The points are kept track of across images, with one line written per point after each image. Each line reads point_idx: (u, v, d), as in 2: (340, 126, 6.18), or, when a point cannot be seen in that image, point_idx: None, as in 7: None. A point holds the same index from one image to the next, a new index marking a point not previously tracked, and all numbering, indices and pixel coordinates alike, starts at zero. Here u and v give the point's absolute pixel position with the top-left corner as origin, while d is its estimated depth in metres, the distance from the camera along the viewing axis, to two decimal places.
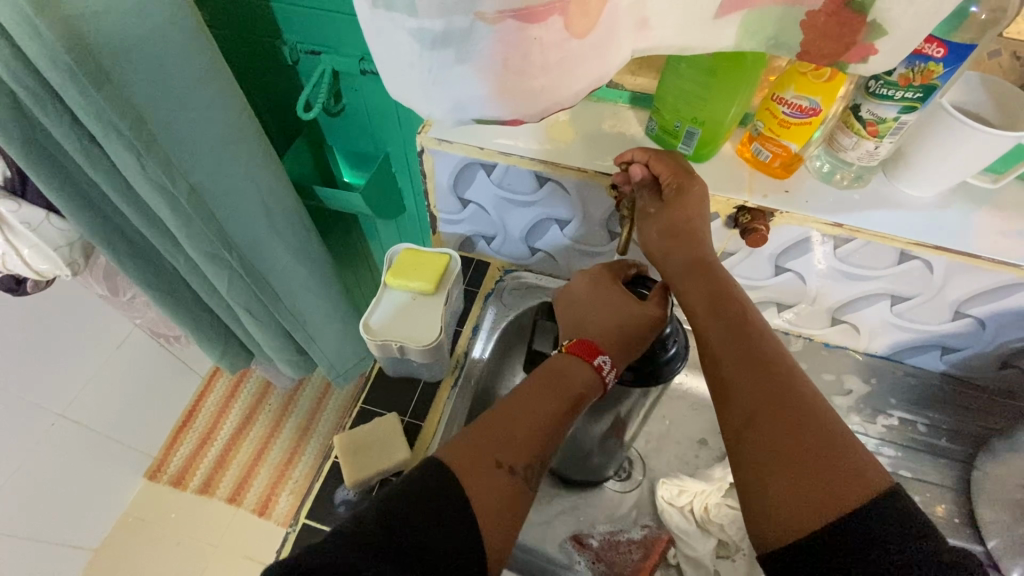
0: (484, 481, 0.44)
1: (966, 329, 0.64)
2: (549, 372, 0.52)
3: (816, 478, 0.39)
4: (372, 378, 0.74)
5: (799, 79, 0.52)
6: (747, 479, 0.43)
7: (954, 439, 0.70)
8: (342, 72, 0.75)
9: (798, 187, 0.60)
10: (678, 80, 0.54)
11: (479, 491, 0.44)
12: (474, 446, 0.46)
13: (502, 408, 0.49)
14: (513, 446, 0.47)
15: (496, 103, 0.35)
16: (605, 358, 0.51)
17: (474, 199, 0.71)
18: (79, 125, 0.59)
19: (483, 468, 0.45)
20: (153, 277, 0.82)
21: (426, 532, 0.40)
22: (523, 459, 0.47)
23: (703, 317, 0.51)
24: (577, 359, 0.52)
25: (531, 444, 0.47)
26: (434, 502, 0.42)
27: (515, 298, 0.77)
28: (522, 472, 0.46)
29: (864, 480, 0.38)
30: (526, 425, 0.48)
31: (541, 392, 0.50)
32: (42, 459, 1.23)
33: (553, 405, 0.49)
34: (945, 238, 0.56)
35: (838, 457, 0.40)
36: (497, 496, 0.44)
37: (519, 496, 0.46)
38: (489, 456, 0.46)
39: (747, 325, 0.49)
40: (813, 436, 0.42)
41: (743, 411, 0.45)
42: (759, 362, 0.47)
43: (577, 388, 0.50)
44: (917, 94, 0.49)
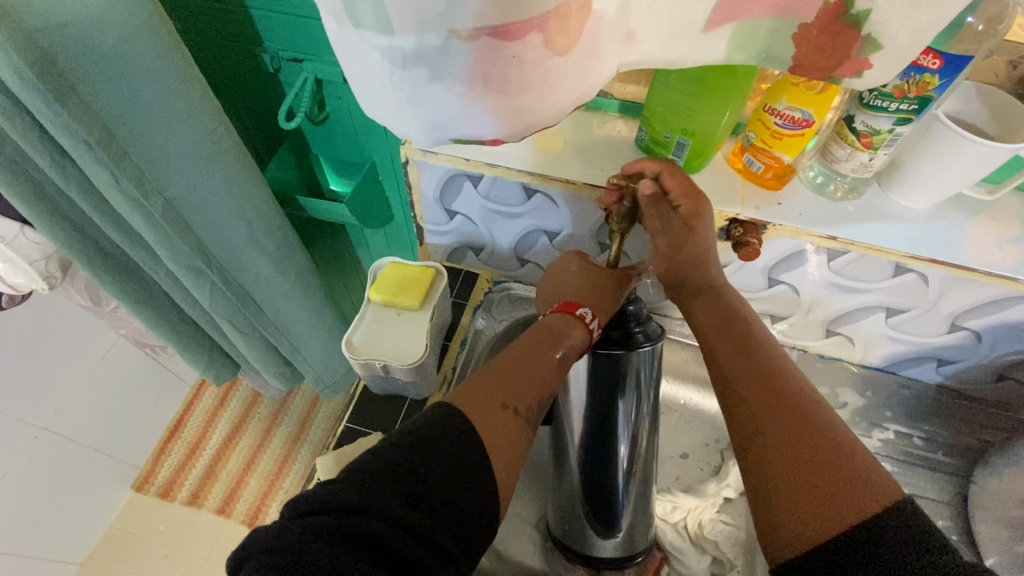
0: (494, 423, 0.45)
1: (963, 341, 0.63)
2: (541, 328, 0.52)
3: (826, 485, 0.38)
4: (357, 393, 0.71)
5: (791, 89, 0.50)
6: (756, 489, 0.41)
7: (952, 453, 0.69)
8: (325, 80, 0.73)
9: (791, 199, 0.58)
10: (668, 90, 0.52)
11: (489, 430, 0.44)
12: (480, 392, 0.47)
13: (497, 363, 0.50)
14: (516, 391, 0.48)
15: (474, 123, 0.34)
16: (587, 309, 0.52)
17: (461, 211, 0.69)
18: (50, 139, 0.57)
19: (487, 413, 0.45)
20: (132, 290, 0.80)
21: (445, 475, 0.41)
22: (527, 401, 0.47)
23: (712, 330, 0.51)
24: (564, 316, 0.52)
25: (536, 383, 0.48)
26: (450, 444, 0.42)
27: (505, 310, 0.75)
28: (526, 413, 0.47)
29: (875, 489, 0.37)
30: (529, 370, 0.49)
31: (534, 344, 0.50)
32: (25, 473, 1.21)
33: (552, 350, 0.50)
34: (941, 250, 0.55)
35: (847, 465, 0.39)
36: (507, 434, 0.45)
37: (524, 436, 0.46)
38: (492, 401, 0.46)
39: (754, 337, 0.49)
40: (822, 445, 0.40)
41: (749, 421, 0.44)
42: (765, 370, 0.46)
43: (569, 340, 0.51)
44: (913, 106, 0.47)
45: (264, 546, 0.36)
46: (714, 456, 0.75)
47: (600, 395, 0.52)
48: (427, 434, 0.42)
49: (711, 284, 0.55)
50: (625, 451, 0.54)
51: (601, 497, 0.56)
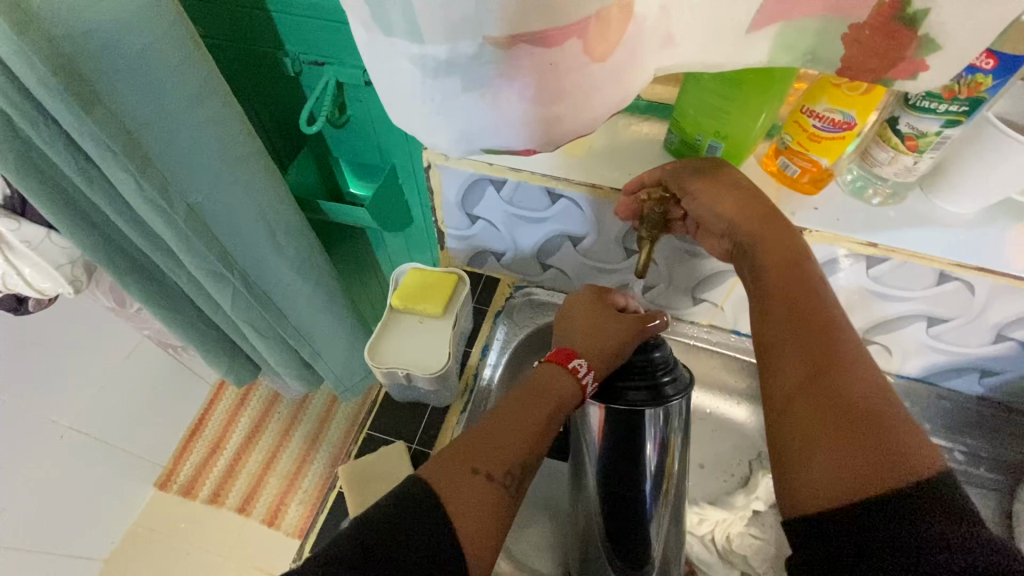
0: (461, 489, 0.43)
1: (1008, 352, 0.60)
2: (529, 382, 0.51)
3: (861, 448, 0.37)
4: (380, 399, 0.69)
5: (832, 91, 0.48)
6: (793, 448, 0.41)
7: (993, 468, 0.66)
8: (346, 83, 0.73)
9: (827, 203, 0.56)
10: (700, 93, 0.51)
11: (457, 497, 0.43)
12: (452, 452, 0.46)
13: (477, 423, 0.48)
14: (491, 454, 0.45)
15: (505, 132, 0.32)
16: (580, 361, 0.51)
17: (482, 216, 0.68)
18: (74, 145, 0.57)
19: (456, 477, 0.44)
20: (155, 294, 0.80)
21: (415, 538, 0.40)
22: (504, 464, 0.45)
23: (769, 276, 0.49)
24: (556, 368, 0.51)
25: (511, 448, 0.46)
26: (421, 507, 0.42)
27: (526, 317, 0.75)
28: (502, 477, 0.45)
29: (913, 459, 0.36)
30: (506, 431, 0.47)
31: (517, 402, 0.49)
32: (53, 472, 1.23)
33: (536, 410, 0.49)
34: (987, 258, 0.53)
35: (885, 430, 0.38)
36: (479, 502, 0.43)
37: (499, 503, 0.44)
38: (463, 463, 0.45)
39: (810, 288, 0.47)
40: (857, 418, 0.39)
41: (783, 389, 0.43)
42: (815, 332, 0.44)
43: (555, 397, 0.49)
44: (963, 107, 0.45)
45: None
46: (742, 468, 0.73)
47: (618, 441, 0.50)
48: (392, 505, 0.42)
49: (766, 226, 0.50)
50: (650, 480, 0.51)
51: (627, 533, 0.53)
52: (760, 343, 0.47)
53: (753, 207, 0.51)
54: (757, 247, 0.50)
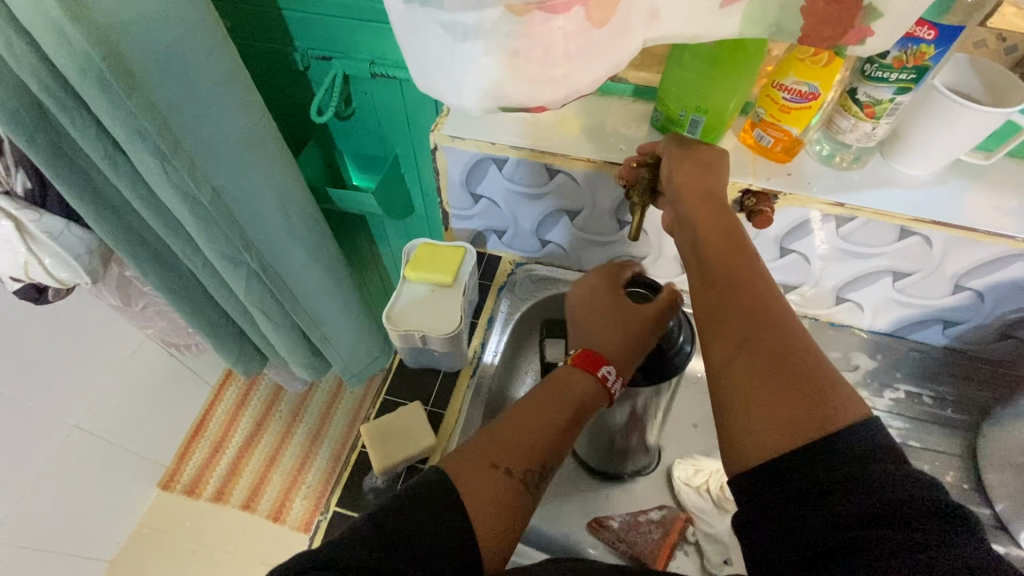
0: (481, 482, 0.45)
1: (966, 301, 0.67)
2: (553, 380, 0.53)
3: (796, 402, 0.41)
4: (393, 368, 0.73)
5: (798, 65, 0.54)
6: (733, 406, 0.44)
7: (958, 410, 0.71)
8: (352, 76, 0.78)
9: (799, 170, 0.62)
10: (683, 71, 0.57)
11: (474, 490, 0.45)
12: (474, 448, 0.48)
13: (500, 420, 0.50)
14: (510, 451, 0.48)
15: (519, 92, 0.37)
16: (610, 369, 0.53)
17: (485, 194, 0.73)
18: (103, 133, 0.61)
19: (477, 473, 0.46)
20: (168, 280, 0.84)
21: (430, 529, 0.41)
22: (523, 462, 0.47)
23: (706, 248, 0.52)
24: (578, 369, 0.53)
25: (530, 446, 0.48)
26: (439, 500, 0.43)
27: (528, 289, 0.79)
28: (521, 474, 0.47)
29: (844, 410, 0.40)
30: (526, 430, 0.49)
31: (540, 401, 0.51)
32: (59, 471, 1.24)
33: (559, 408, 0.51)
34: (942, 213, 0.59)
35: (818, 383, 0.42)
36: (496, 497, 0.45)
37: (519, 500, 0.46)
38: (482, 460, 0.47)
39: (746, 259, 0.51)
40: (788, 369, 0.43)
41: (721, 352, 0.46)
42: (751, 297, 0.48)
43: (579, 399, 0.52)
44: (911, 75, 0.51)
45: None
46: None
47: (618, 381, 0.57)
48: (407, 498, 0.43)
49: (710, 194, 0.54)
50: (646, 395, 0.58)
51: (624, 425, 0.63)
52: (698, 309, 0.50)
53: (701, 177, 0.55)
54: (695, 218, 0.54)
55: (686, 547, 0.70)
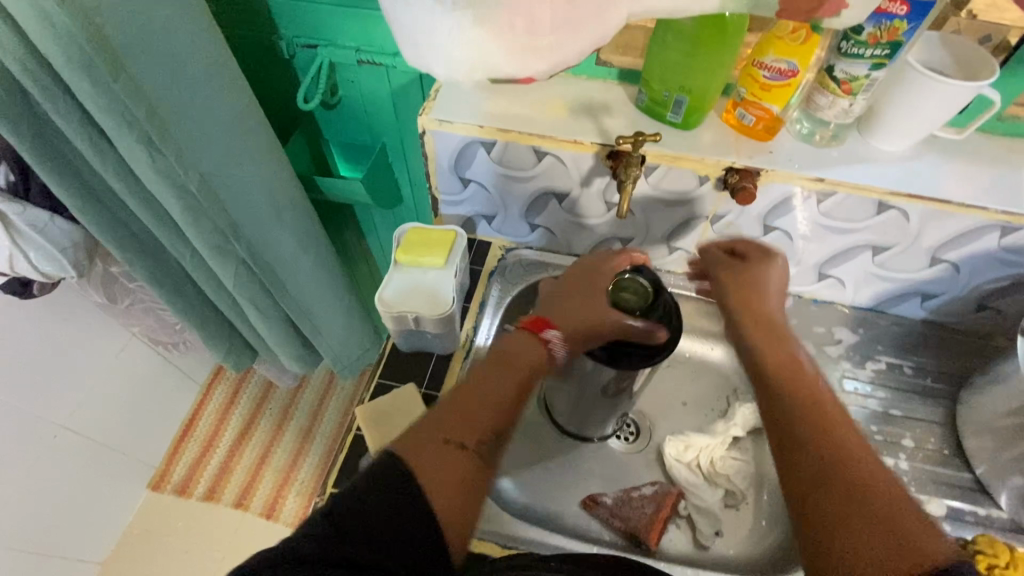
0: (433, 454, 0.46)
1: (943, 274, 0.69)
2: (500, 351, 0.56)
3: (885, 524, 0.39)
4: (386, 353, 0.73)
5: (777, 43, 0.56)
6: (816, 525, 0.41)
7: (939, 379, 0.72)
8: (338, 64, 0.78)
9: (780, 148, 0.64)
10: (666, 51, 0.59)
11: (429, 467, 0.45)
12: (427, 423, 0.48)
13: (453, 394, 0.52)
14: (463, 425, 0.49)
15: (506, 63, 0.38)
16: (555, 332, 0.57)
17: (474, 178, 0.74)
18: (89, 120, 0.61)
19: (430, 449, 0.46)
20: (157, 272, 0.83)
21: (382, 509, 0.41)
22: (476, 435, 0.48)
23: (774, 384, 0.52)
24: (527, 337, 0.57)
25: (479, 417, 0.49)
26: (387, 483, 0.42)
27: (519, 273, 0.79)
28: (475, 446, 0.48)
29: (935, 544, 0.37)
30: (477, 398, 0.51)
31: (488, 371, 0.53)
32: (48, 473, 1.22)
33: (504, 378, 0.53)
34: (918, 186, 0.61)
35: (896, 509, 0.39)
36: (452, 471, 0.45)
37: (474, 471, 0.46)
38: (435, 436, 0.47)
39: (805, 388, 0.50)
40: (864, 490, 0.41)
41: (799, 464, 0.44)
42: (825, 417, 0.47)
43: (526, 365, 0.55)
44: (885, 51, 0.53)
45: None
46: (721, 403, 0.80)
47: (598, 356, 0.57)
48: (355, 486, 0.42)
49: (768, 317, 0.59)
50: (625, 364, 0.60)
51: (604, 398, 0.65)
52: (769, 422, 0.49)
53: (753, 307, 0.59)
54: (762, 352, 0.56)
55: (678, 520, 0.71)
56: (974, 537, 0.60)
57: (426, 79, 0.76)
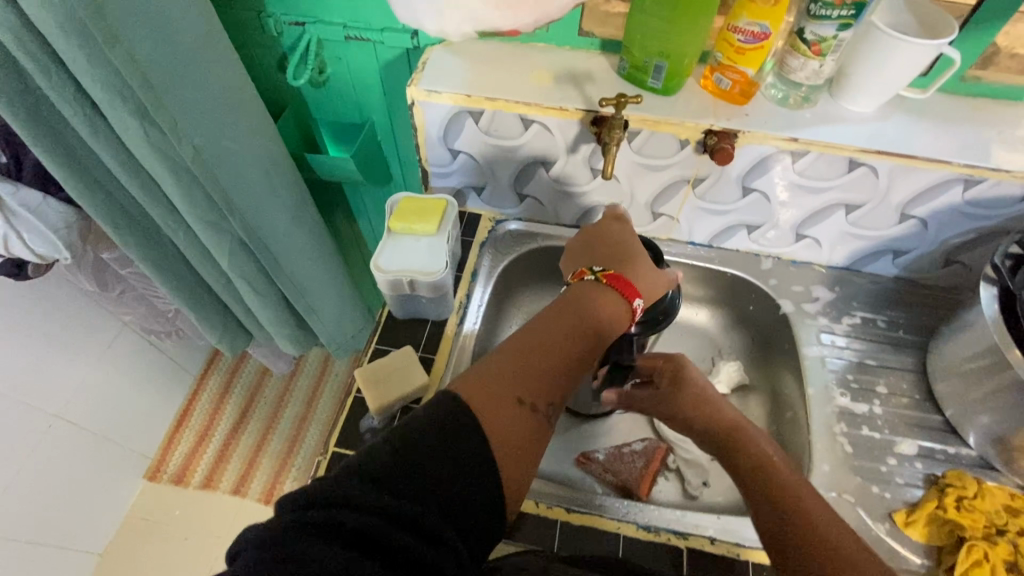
0: (509, 412, 0.46)
1: (912, 230, 0.72)
2: (583, 308, 0.56)
3: None
4: (381, 322, 0.75)
5: (750, 7, 0.59)
6: None
7: (910, 331, 0.76)
8: (326, 41, 0.79)
9: (756, 111, 0.67)
10: (646, 18, 0.62)
11: (503, 420, 0.45)
12: (507, 377, 0.48)
13: (531, 340, 0.52)
14: (535, 385, 0.49)
15: (493, 14, 0.40)
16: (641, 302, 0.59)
17: (463, 149, 0.76)
18: (82, 94, 0.62)
19: (506, 404, 0.46)
20: (151, 251, 0.84)
21: (433, 466, 0.40)
22: (544, 399, 0.49)
23: (749, 479, 0.51)
24: (612, 295, 0.58)
25: (551, 384, 0.50)
26: (458, 446, 0.42)
27: (509, 243, 0.82)
28: (544, 409, 0.49)
29: None
30: (554, 354, 0.52)
31: (569, 329, 0.54)
32: (43, 463, 1.22)
33: (579, 335, 0.54)
34: (886, 143, 0.64)
35: None
36: (520, 429, 0.46)
37: (540, 434, 0.47)
38: (511, 394, 0.47)
39: (779, 477, 0.50)
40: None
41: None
42: (799, 508, 0.47)
43: (599, 324, 0.56)
44: (851, 11, 0.56)
45: (247, 550, 0.34)
46: (706, 363, 0.84)
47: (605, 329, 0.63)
48: (427, 436, 0.41)
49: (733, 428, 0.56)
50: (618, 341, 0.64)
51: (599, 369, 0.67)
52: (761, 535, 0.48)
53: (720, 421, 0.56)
54: (731, 453, 0.54)
55: (667, 473, 0.74)
56: (944, 473, 0.64)
57: (413, 54, 0.78)
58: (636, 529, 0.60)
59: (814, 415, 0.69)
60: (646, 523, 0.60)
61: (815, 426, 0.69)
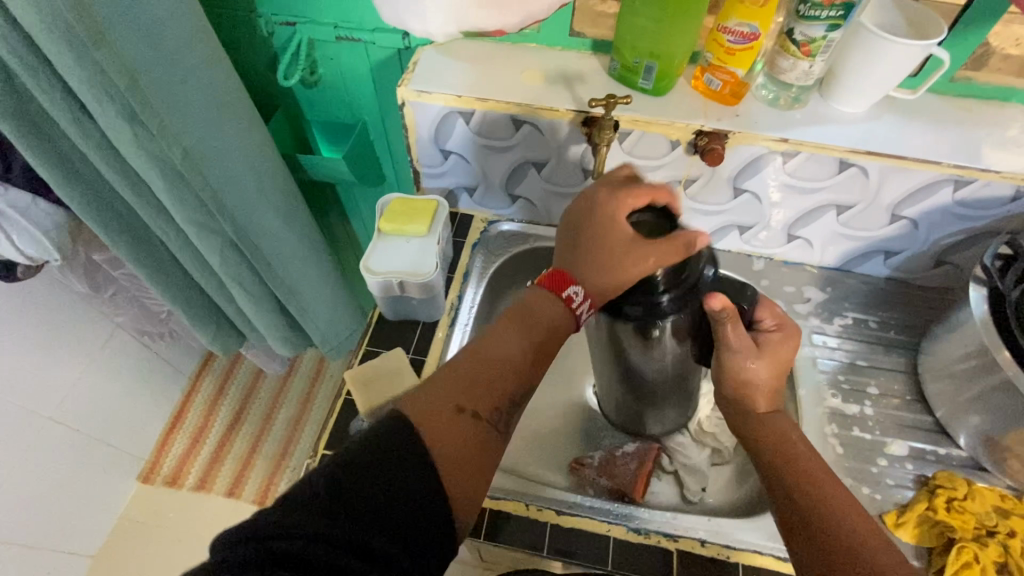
0: (447, 424, 0.45)
1: (903, 230, 0.72)
2: (519, 315, 0.53)
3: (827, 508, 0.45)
4: (373, 323, 0.74)
5: (739, 8, 0.59)
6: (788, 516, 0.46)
7: (902, 331, 0.76)
8: (317, 41, 0.79)
9: (746, 111, 0.67)
10: (636, 18, 0.62)
11: (439, 427, 0.44)
12: (439, 391, 0.47)
13: (468, 352, 0.51)
14: (473, 393, 0.47)
15: None
16: (575, 289, 0.52)
17: (454, 150, 0.76)
18: (71, 96, 0.61)
19: (443, 416, 0.45)
20: (142, 253, 0.84)
21: (370, 490, 0.38)
22: (486, 404, 0.47)
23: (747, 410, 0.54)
24: (547, 293, 0.54)
25: (492, 387, 0.48)
26: (392, 463, 0.39)
27: (501, 244, 0.82)
28: (488, 415, 0.47)
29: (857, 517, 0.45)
30: (494, 361, 0.50)
31: (506, 335, 0.52)
32: (36, 465, 1.22)
33: (524, 341, 0.51)
34: (876, 144, 0.64)
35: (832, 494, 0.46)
36: (461, 438, 0.45)
37: (485, 438, 0.46)
38: (448, 404, 0.46)
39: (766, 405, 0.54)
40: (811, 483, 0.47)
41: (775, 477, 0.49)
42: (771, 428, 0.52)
43: (543, 325, 0.52)
44: (840, 12, 0.56)
45: None
46: None
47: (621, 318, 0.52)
48: (369, 450, 0.40)
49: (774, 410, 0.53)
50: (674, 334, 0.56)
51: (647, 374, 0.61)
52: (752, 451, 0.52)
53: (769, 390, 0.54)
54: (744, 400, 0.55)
55: (664, 475, 0.73)
56: (934, 474, 0.64)
57: (405, 55, 0.78)
58: (627, 533, 0.59)
59: (805, 416, 0.69)
60: (637, 526, 0.60)
61: (806, 427, 0.69)
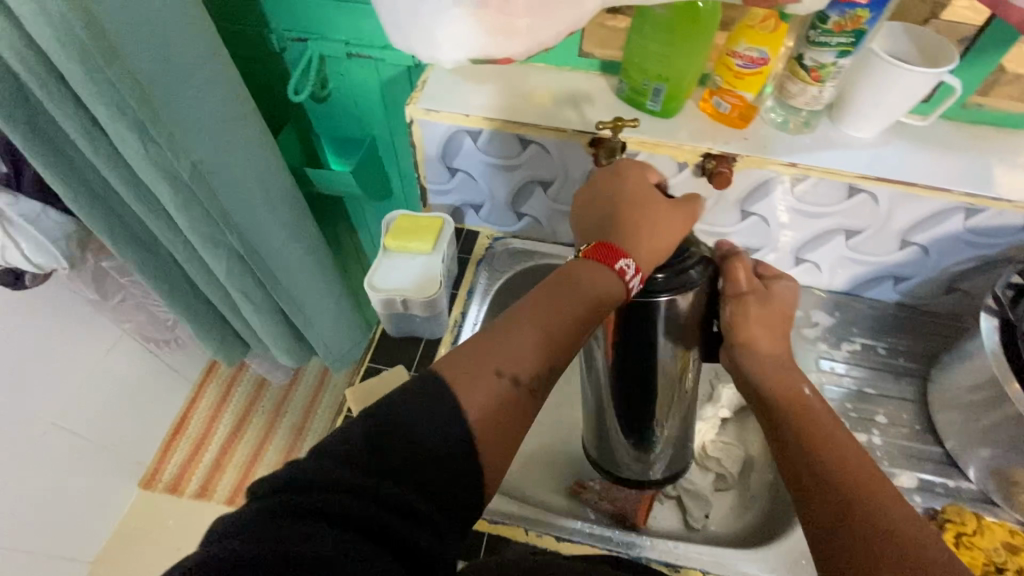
0: (483, 389, 0.42)
1: (913, 256, 0.71)
2: (567, 279, 0.48)
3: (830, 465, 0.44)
4: (376, 339, 0.75)
5: (748, 33, 0.59)
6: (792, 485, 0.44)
7: (911, 358, 0.75)
8: (328, 58, 0.80)
9: (754, 134, 0.66)
10: (644, 41, 0.62)
11: (472, 397, 0.41)
12: (477, 354, 0.44)
13: (513, 316, 0.46)
14: (514, 357, 0.44)
15: (484, 41, 0.40)
16: (628, 262, 0.47)
17: (461, 167, 0.76)
18: (82, 109, 0.62)
19: (480, 386, 0.42)
20: (149, 263, 0.84)
21: (403, 449, 0.37)
22: (527, 372, 0.44)
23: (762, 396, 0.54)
24: (595, 264, 0.48)
25: (536, 356, 0.44)
26: (425, 429, 0.38)
27: (506, 261, 0.81)
28: (528, 382, 0.44)
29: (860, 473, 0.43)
30: (536, 327, 0.45)
31: (553, 299, 0.47)
32: (39, 469, 1.22)
33: (570, 309, 0.46)
34: (886, 170, 0.63)
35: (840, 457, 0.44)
36: (498, 405, 0.42)
37: (524, 407, 0.43)
38: (486, 369, 0.43)
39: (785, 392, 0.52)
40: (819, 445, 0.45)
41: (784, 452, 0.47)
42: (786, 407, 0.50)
43: (595, 290, 0.47)
44: (851, 38, 0.56)
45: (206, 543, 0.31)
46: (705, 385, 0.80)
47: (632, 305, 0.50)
48: (403, 415, 0.38)
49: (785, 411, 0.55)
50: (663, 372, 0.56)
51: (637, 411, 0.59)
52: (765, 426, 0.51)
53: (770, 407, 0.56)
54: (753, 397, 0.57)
55: (667, 500, 0.72)
56: (943, 507, 0.62)
57: (414, 72, 0.78)
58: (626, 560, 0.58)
59: None
60: (638, 554, 0.59)
61: None
